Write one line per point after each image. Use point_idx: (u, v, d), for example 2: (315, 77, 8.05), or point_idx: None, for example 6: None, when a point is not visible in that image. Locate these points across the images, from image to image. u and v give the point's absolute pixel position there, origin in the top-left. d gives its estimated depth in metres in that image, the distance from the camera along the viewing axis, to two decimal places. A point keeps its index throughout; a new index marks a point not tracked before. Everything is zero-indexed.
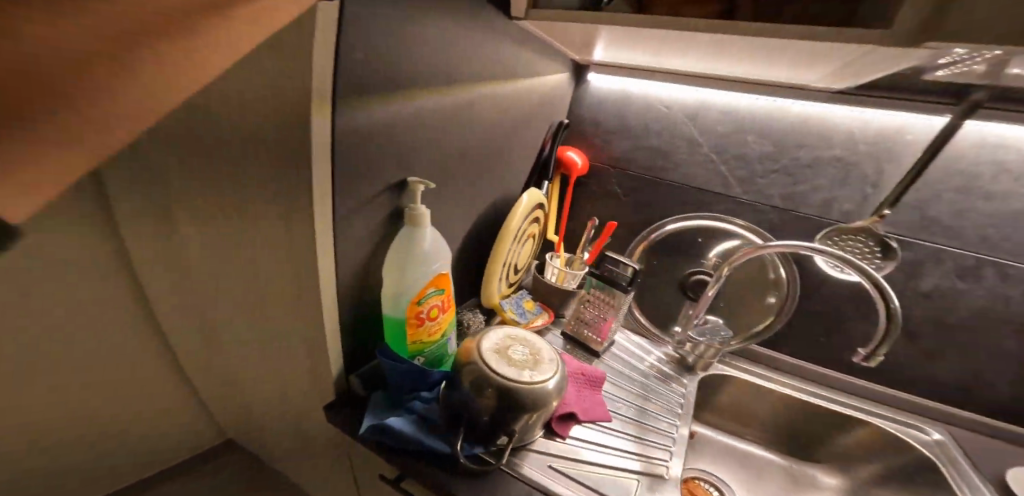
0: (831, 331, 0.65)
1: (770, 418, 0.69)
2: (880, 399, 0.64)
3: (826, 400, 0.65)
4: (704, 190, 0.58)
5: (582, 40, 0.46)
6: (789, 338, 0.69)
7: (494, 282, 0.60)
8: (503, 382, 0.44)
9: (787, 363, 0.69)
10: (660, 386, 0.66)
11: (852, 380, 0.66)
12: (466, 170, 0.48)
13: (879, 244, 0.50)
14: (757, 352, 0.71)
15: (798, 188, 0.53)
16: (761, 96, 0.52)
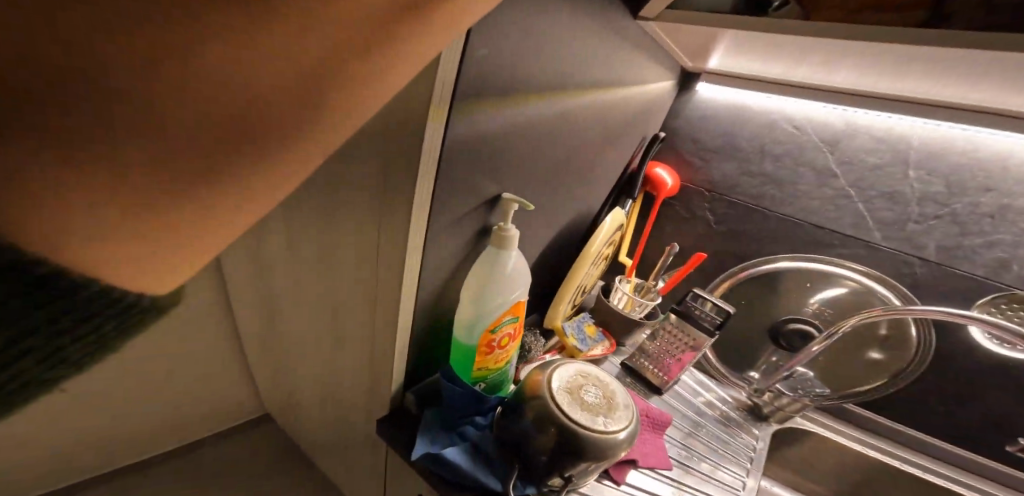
0: (958, 407, 0.54)
1: (858, 493, 0.59)
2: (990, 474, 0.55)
3: (929, 472, 0.55)
4: (825, 228, 0.49)
5: (699, 44, 0.39)
6: (901, 409, 0.58)
7: (563, 305, 0.54)
8: (574, 427, 0.38)
9: (881, 424, 0.59)
10: (726, 433, 0.58)
11: (960, 452, 0.56)
12: (557, 186, 0.43)
13: None
14: (850, 410, 0.61)
15: (965, 241, 0.43)
16: (936, 124, 0.42)
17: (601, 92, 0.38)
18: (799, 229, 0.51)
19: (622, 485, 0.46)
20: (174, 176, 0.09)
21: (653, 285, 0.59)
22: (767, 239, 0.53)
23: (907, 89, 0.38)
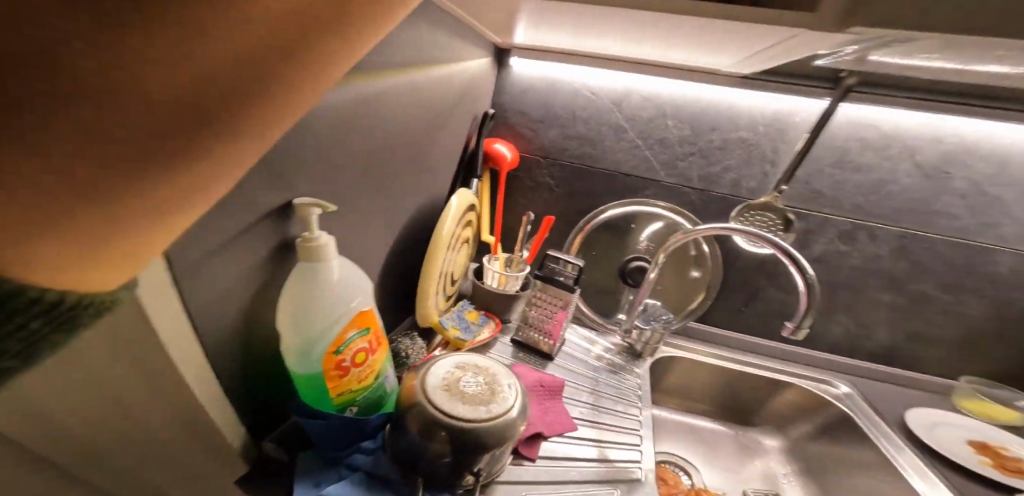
0: (749, 300, 0.72)
1: (713, 392, 0.74)
2: (799, 360, 0.73)
3: (758, 369, 0.71)
4: (633, 175, 0.62)
5: (491, 22, 0.46)
6: (715, 312, 0.74)
7: (431, 301, 0.54)
8: (460, 425, 0.38)
9: (721, 337, 0.75)
10: (615, 380, 0.65)
11: (774, 346, 0.74)
12: (392, 166, 0.46)
13: (781, 218, 0.58)
14: (696, 329, 0.75)
15: (712, 169, 0.59)
16: (674, 83, 0.56)
17: (413, 67, 0.43)
18: (615, 180, 0.63)
19: (538, 459, 0.48)
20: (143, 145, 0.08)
21: (519, 256, 0.64)
22: (598, 193, 0.64)
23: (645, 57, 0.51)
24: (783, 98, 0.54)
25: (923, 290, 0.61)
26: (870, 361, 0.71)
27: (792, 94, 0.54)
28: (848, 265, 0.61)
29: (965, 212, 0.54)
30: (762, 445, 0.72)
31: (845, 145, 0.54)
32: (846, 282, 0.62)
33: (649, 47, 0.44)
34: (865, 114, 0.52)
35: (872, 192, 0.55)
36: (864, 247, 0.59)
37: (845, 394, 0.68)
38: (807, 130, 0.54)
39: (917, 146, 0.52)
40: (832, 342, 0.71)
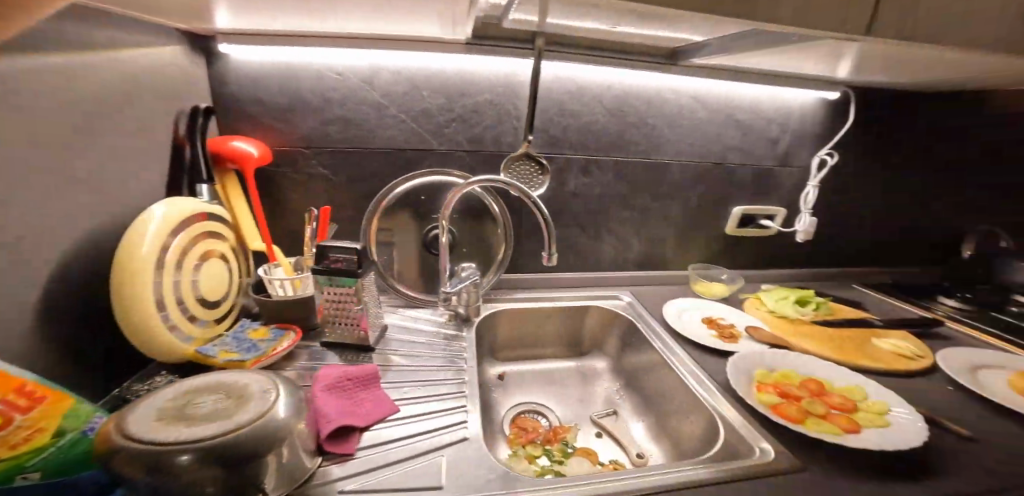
0: (543, 241, 0.84)
1: (545, 333, 0.85)
2: (595, 286, 0.90)
3: (567, 301, 0.84)
4: (406, 149, 0.66)
5: (185, 9, 0.41)
6: (527, 262, 0.86)
7: (167, 332, 0.44)
8: (186, 445, 0.28)
9: (537, 282, 0.87)
10: (444, 349, 0.62)
11: (576, 279, 0.89)
12: (57, 157, 0.37)
13: (538, 164, 0.72)
14: (515, 280, 0.86)
15: (474, 130, 0.68)
16: (411, 57, 0.61)
17: (55, 44, 0.36)
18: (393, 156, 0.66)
19: (354, 456, 0.40)
20: None
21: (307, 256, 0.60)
22: (381, 173, 0.67)
23: (364, 28, 0.53)
24: (503, 64, 0.65)
25: (642, 201, 0.85)
26: (637, 270, 0.94)
27: (507, 59, 0.65)
28: (593, 193, 0.81)
29: (643, 138, 0.78)
30: (596, 370, 0.85)
31: (559, 96, 0.70)
32: (597, 206, 0.83)
33: (337, 22, 0.47)
34: (563, 71, 0.68)
35: (587, 131, 0.74)
36: (596, 176, 0.79)
37: (629, 303, 0.86)
38: (526, 87, 0.66)
39: (601, 93, 0.72)
40: (612, 263, 0.91)
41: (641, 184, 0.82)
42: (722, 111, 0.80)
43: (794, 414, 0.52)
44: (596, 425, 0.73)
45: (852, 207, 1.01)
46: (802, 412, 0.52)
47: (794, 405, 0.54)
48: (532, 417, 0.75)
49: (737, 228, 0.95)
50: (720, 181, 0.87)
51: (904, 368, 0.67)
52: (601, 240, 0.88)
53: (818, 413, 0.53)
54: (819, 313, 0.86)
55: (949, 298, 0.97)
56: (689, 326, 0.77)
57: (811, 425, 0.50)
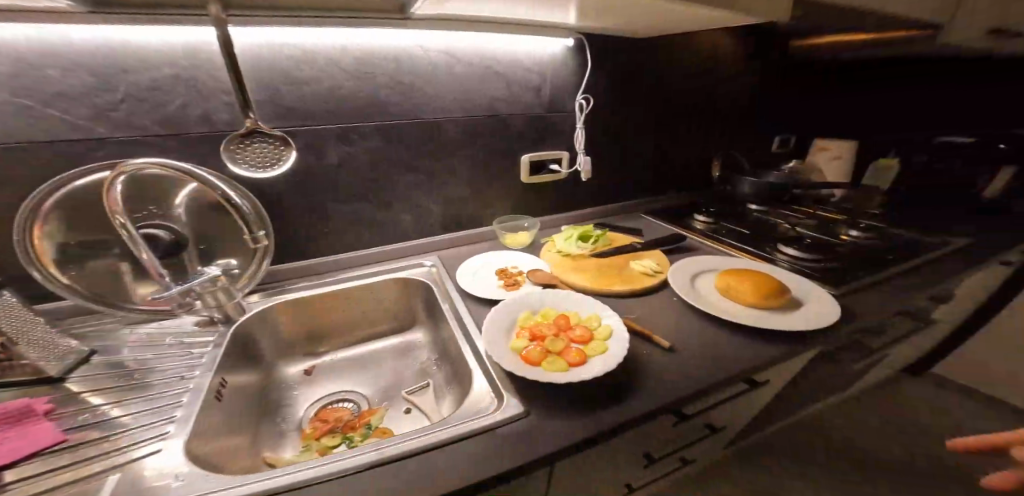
0: (322, 221, 0.80)
1: (353, 317, 0.83)
2: (399, 255, 0.89)
3: (364, 277, 0.83)
4: (57, 141, 0.59)
5: None
6: (318, 245, 0.82)
7: None
8: None
9: (331, 265, 0.83)
10: (178, 363, 0.60)
11: (375, 252, 0.87)
12: None
13: (278, 140, 0.62)
14: (301, 267, 0.81)
15: (171, 110, 0.63)
16: (26, 34, 0.53)
17: None
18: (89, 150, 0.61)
19: None
20: None
21: None
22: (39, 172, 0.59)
23: None
24: (180, 35, 0.61)
25: (424, 163, 0.87)
26: (447, 233, 0.97)
27: (184, 31, 0.61)
28: (364, 161, 0.79)
29: (401, 99, 0.77)
30: (414, 344, 0.85)
31: (283, 63, 0.65)
32: (375, 175, 0.81)
33: None
34: (274, 37, 0.63)
35: (329, 98, 0.70)
36: (360, 144, 0.77)
37: (431, 266, 0.88)
38: (219, 61, 0.63)
39: (336, 56, 0.69)
40: (418, 230, 0.92)
41: (415, 146, 0.83)
42: (475, 65, 0.83)
43: (530, 359, 0.58)
44: (406, 402, 0.74)
45: (625, 145, 1.19)
46: (539, 354, 0.59)
47: (537, 347, 0.61)
48: (338, 406, 0.73)
49: (530, 176, 1.05)
50: (496, 134, 0.94)
51: (640, 285, 0.82)
52: (397, 209, 0.87)
53: (555, 349, 0.60)
54: (597, 245, 0.99)
55: (701, 215, 1.22)
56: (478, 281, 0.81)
57: (544, 364, 0.57)
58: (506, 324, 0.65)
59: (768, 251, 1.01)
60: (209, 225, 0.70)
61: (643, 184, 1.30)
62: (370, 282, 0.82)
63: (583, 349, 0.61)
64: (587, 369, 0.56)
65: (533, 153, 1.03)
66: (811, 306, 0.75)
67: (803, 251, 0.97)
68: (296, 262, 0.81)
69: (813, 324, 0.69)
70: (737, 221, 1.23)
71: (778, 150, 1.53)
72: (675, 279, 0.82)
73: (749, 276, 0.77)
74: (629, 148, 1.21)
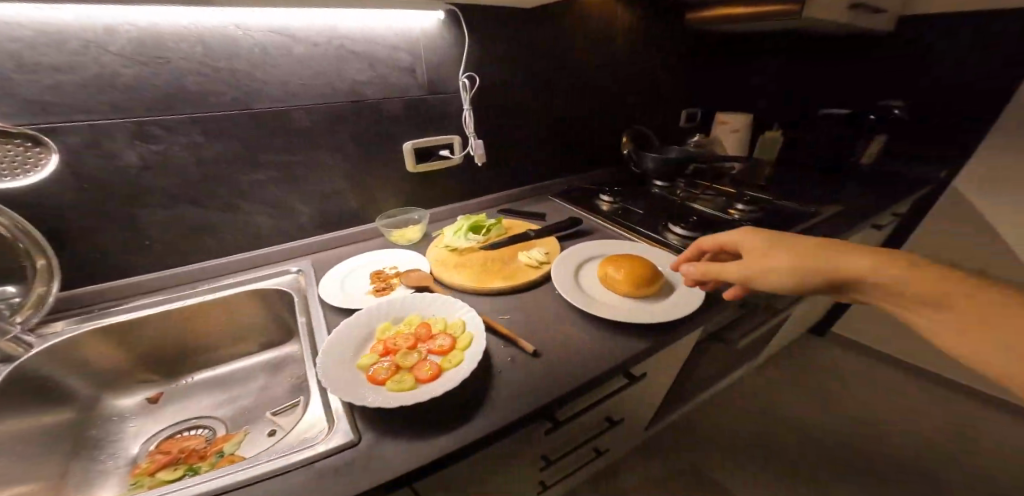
0: (146, 233, 0.70)
1: (207, 338, 0.74)
2: (260, 262, 0.80)
3: (210, 292, 0.73)
4: None
5: None
6: (152, 260, 0.72)
7: None
8: None
9: (168, 278, 0.73)
10: None
11: (228, 261, 0.77)
12: None
13: (29, 141, 0.55)
14: (121, 286, 0.70)
15: None
16: None
17: None
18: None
19: None
20: None
21: None
22: None
23: None
24: None
25: (273, 157, 0.77)
26: (324, 233, 0.89)
27: None
28: (182, 159, 0.68)
29: (214, 84, 0.67)
30: (290, 358, 0.78)
31: (7, 46, 0.52)
32: (203, 175, 0.71)
33: None
34: None
35: (93, 86, 0.58)
36: (168, 137, 0.66)
37: (298, 273, 0.78)
38: None
39: (104, 38, 0.57)
40: (284, 233, 0.83)
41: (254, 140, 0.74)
42: (314, 44, 0.74)
43: (375, 377, 0.54)
44: (271, 423, 0.65)
45: (524, 127, 1.14)
46: (388, 371, 0.55)
47: (388, 363, 0.56)
48: (187, 435, 0.65)
49: (417, 166, 0.98)
50: (363, 121, 0.86)
51: (522, 279, 0.79)
52: (248, 212, 0.77)
53: (409, 363, 0.57)
54: (491, 236, 0.95)
55: (606, 196, 1.22)
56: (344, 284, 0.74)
57: (387, 383, 0.53)
58: (358, 339, 0.60)
59: (660, 231, 1.02)
60: None
61: (551, 166, 1.27)
62: (218, 298, 0.72)
63: (440, 362, 0.58)
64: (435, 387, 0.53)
65: (417, 140, 0.96)
66: (682, 291, 0.77)
67: (690, 230, 0.99)
68: (124, 281, 0.70)
69: (677, 312, 0.70)
70: (640, 200, 1.24)
71: (686, 125, 1.56)
72: (558, 271, 0.81)
73: (627, 262, 0.78)
74: (529, 129, 1.16)
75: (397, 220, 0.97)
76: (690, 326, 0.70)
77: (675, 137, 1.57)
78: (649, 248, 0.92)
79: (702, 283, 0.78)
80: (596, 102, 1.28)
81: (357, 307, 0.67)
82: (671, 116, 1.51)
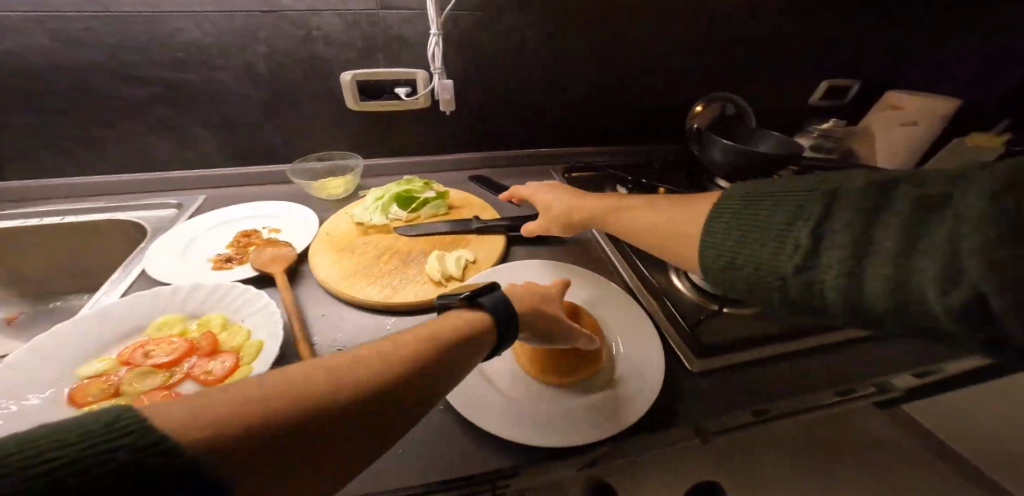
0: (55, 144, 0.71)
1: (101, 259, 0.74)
2: (157, 186, 0.78)
3: (96, 210, 0.72)
4: None
5: None
6: (63, 170, 0.74)
7: None
8: None
9: (72, 189, 0.75)
10: None
11: (126, 179, 0.76)
12: None
13: None
14: (32, 191, 0.73)
15: None
16: None
17: None
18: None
19: None
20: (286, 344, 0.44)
21: None
22: None
23: None
24: None
25: (157, 75, 0.69)
26: (238, 166, 0.81)
27: None
28: (73, 70, 0.65)
29: None
30: None
31: None
32: (98, 89, 0.68)
33: None
34: None
35: None
36: (52, 46, 0.63)
37: (178, 205, 0.75)
38: None
39: None
40: (193, 163, 0.78)
41: (132, 51, 0.66)
42: None
43: (73, 400, 0.39)
44: None
45: (521, 69, 0.82)
46: (102, 395, 0.40)
47: (114, 381, 0.41)
48: None
49: (359, 103, 0.78)
50: (280, 41, 0.69)
51: (405, 296, 0.57)
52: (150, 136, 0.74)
53: (139, 392, 0.41)
54: (420, 215, 0.73)
55: (625, 186, 0.85)
56: (192, 246, 0.62)
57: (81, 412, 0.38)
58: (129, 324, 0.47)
59: (661, 269, 0.68)
60: None
61: (563, 128, 0.94)
62: (97, 216, 0.71)
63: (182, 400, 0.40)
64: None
65: (357, 71, 0.75)
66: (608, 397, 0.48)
67: (707, 282, 0.64)
68: (35, 184, 0.73)
69: (572, 434, 0.43)
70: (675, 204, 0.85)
71: (817, 102, 1.04)
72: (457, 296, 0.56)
73: None
74: (529, 74, 0.84)
75: (328, 167, 0.81)
76: (575, 453, 0.44)
77: (783, 113, 1.04)
78: (616, 300, 0.61)
79: (650, 395, 0.48)
80: (655, 50, 0.86)
81: (172, 279, 0.55)
82: (783, 79, 0.99)
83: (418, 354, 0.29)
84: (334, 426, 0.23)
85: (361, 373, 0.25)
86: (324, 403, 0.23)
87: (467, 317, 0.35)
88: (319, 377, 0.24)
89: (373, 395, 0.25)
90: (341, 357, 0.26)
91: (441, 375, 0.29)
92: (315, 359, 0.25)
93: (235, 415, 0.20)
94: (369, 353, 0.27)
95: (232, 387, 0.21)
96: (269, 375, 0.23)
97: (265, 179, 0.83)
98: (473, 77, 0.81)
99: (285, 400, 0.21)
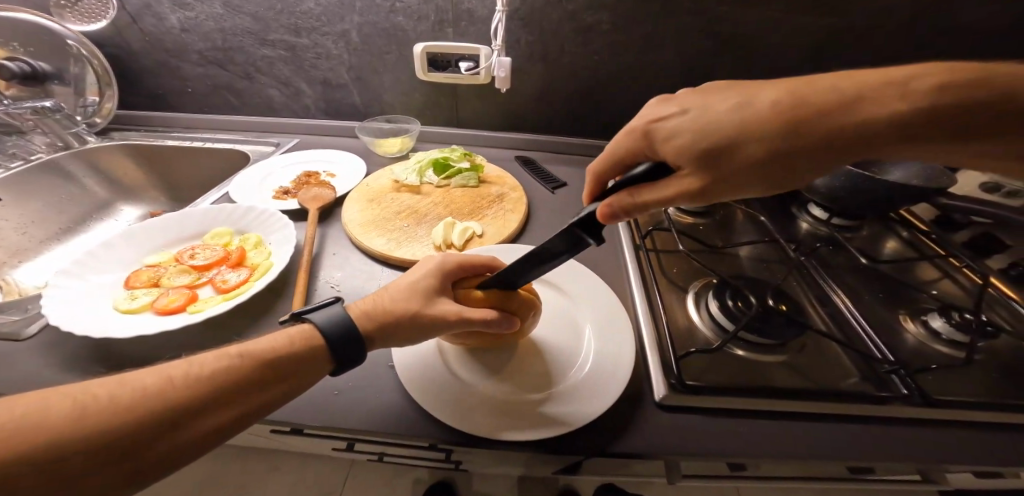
0: (215, 87, 0.93)
1: (217, 178, 0.95)
2: (267, 128, 0.96)
3: (224, 140, 0.93)
4: None
5: None
6: (214, 106, 0.96)
7: None
8: None
9: (213, 122, 0.96)
10: (19, 157, 0.79)
11: (249, 119, 0.96)
12: None
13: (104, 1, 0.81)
14: (187, 119, 0.96)
15: None
16: None
17: None
18: None
19: None
20: (409, 285, 0.44)
21: None
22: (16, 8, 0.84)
23: None
24: None
25: (281, 37, 0.83)
26: (327, 119, 0.96)
27: None
28: (236, 31, 0.84)
29: None
30: None
31: None
32: (247, 48, 0.86)
33: None
34: None
35: None
36: (226, 14, 0.81)
37: (276, 145, 0.93)
38: None
39: None
40: (297, 112, 0.96)
41: (272, 21, 0.81)
42: None
43: (128, 283, 0.53)
44: None
45: (586, 54, 0.81)
46: (147, 281, 0.54)
47: (159, 273, 0.55)
48: None
49: (427, 73, 0.84)
50: (378, 15, 0.78)
51: (403, 253, 0.61)
52: (272, 90, 0.92)
53: (169, 284, 0.53)
54: (451, 184, 0.78)
55: None
56: (268, 180, 0.76)
57: (131, 291, 0.52)
58: (195, 232, 0.63)
59: (679, 291, 0.61)
60: (82, 68, 0.86)
61: (621, 122, 0.90)
62: (223, 143, 0.92)
63: (197, 297, 0.53)
64: (117, 322, 0.46)
65: (433, 44, 0.80)
66: (529, 412, 0.45)
67: (725, 316, 0.56)
68: (191, 115, 0.96)
69: (482, 424, 0.43)
70: (728, 230, 0.75)
71: None
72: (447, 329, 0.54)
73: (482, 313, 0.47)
74: (592, 60, 0.81)
75: (394, 128, 0.91)
76: (501, 443, 0.43)
77: None
78: (606, 313, 0.56)
79: (564, 431, 0.43)
80: (758, 44, 0.76)
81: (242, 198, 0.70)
82: None
83: (245, 368, 0.33)
84: (156, 437, 0.28)
85: (202, 381, 0.31)
86: (135, 425, 0.27)
87: (300, 333, 0.37)
88: (137, 395, 0.29)
89: (191, 409, 0.30)
90: (169, 373, 0.30)
91: (267, 388, 0.33)
92: (138, 375, 0.30)
93: (50, 437, 0.25)
94: (196, 372, 0.31)
95: (45, 411, 0.26)
96: (90, 398, 0.28)
97: (341, 132, 0.96)
98: (542, 59, 0.82)
99: (161, 407, 0.29)
